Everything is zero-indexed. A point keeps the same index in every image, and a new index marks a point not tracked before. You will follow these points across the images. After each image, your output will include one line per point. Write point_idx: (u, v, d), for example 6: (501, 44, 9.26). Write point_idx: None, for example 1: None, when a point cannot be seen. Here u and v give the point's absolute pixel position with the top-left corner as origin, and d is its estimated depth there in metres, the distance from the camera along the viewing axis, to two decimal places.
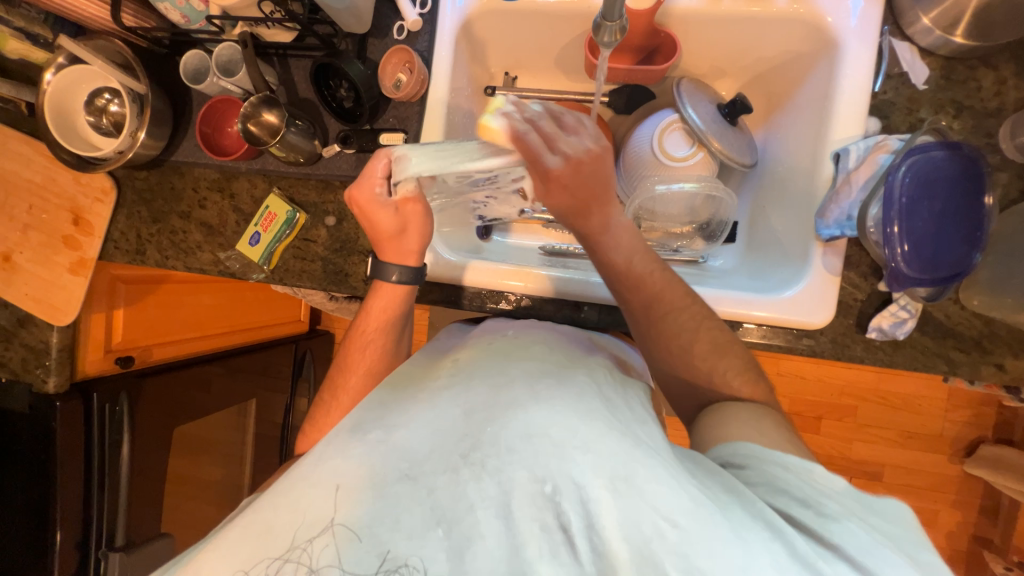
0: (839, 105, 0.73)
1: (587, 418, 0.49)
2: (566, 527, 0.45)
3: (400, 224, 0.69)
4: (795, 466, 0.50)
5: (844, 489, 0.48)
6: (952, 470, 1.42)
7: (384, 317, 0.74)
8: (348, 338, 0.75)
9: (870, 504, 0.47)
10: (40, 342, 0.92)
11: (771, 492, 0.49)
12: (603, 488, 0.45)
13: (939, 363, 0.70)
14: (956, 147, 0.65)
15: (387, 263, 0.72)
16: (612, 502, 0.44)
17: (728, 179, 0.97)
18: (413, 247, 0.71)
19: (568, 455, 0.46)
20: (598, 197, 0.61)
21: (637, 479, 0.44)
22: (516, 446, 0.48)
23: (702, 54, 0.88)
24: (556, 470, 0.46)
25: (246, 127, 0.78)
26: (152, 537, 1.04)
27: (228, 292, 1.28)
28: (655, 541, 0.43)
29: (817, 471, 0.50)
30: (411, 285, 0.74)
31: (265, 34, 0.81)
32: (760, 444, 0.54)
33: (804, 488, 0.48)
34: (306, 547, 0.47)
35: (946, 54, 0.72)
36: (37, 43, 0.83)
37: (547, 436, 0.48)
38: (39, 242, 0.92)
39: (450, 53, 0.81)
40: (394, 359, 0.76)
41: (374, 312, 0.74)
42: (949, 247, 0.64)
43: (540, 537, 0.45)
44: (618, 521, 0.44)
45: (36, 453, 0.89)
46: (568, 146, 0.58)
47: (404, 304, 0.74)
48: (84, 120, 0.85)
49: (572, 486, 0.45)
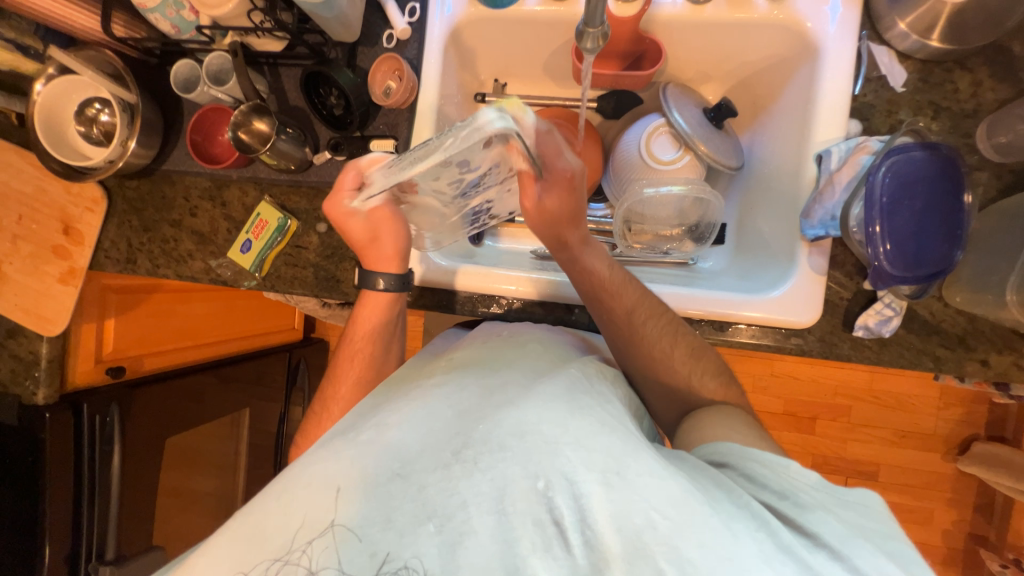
0: (820, 107, 0.74)
1: (577, 414, 0.50)
2: (559, 521, 0.45)
3: (371, 231, 0.70)
4: (772, 461, 0.51)
5: (816, 482, 0.49)
6: (946, 468, 1.43)
7: (375, 327, 0.76)
8: (339, 352, 0.77)
9: (843, 498, 0.48)
10: (30, 353, 0.92)
11: (753, 486, 0.50)
12: (595, 482, 0.45)
13: (924, 360, 0.71)
14: (934, 147, 0.66)
15: (371, 272, 0.74)
16: (605, 495, 0.44)
17: (716, 182, 0.98)
18: (387, 257, 0.73)
19: (560, 451, 0.47)
20: (575, 212, 0.67)
21: (628, 472, 0.45)
22: (509, 443, 0.48)
23: (687, 60, 0.90)
24: (548, 466, 0.46)
25: (237, 136, 0.80)
26: (144, 550, 1.03)
27: (220, 301, 1.27)
28: (647, 532, 0.42)
29: (794, 467, 0.51)
30: (398, 293, 0.76)
31: (255, 43, 0.82)
32: (737, 443, 0.55)
33: (781, 482, 0.49)
34: (305, 549, 0.47)
35: (923, 57, 0.74)
36: (28, 55, 0.83)
37: (539, 432, 0.48)
38: (29, 252, 0.92)
39: (438, 61, 0.82)
40: (385, 370, 0.77)
41: (362, 323, 0.76)
42: (931, 244, 0.65)
43: (534, 532, 0.45)
44: (611, 512, 0.44)
45: (25, 466, 0.88)
46: (565, 163, 0.62)
47: (392, 313, 0.76)
48: (75, 130, 0.85)
49: (564, 481, 0.45)
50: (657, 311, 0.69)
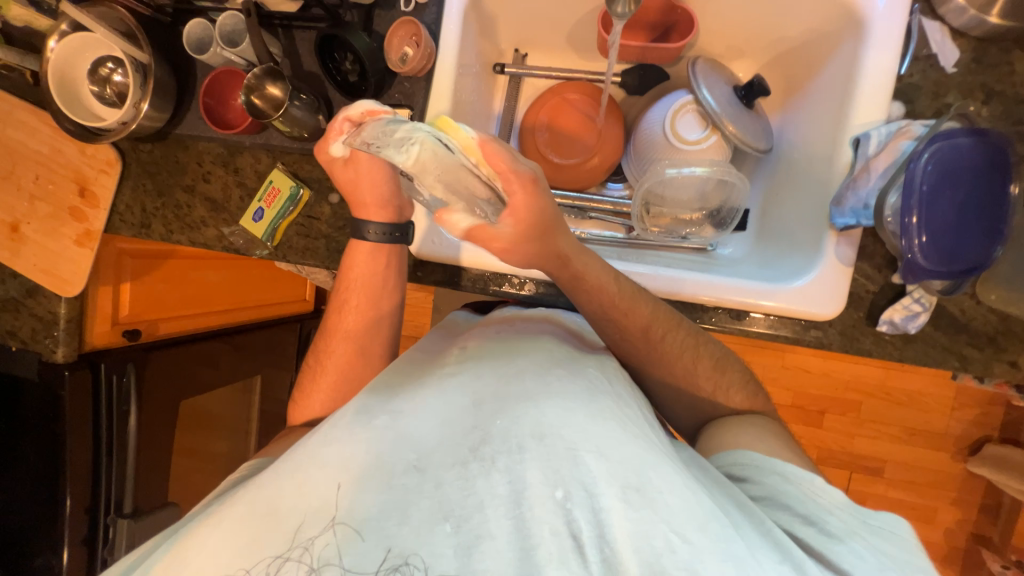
0: (862, 88, 0.70)
1: (598, 418, 0.51)
2: (578, 536, 0.46)
3: (353, 177, 0.72)
4: (796, 476, 0.53)
5: (844, 503, 0.51)
6: (955, 467, 1.41)
7: (369, 282, 0.76)
8: (335, 306, 0.78)
9: (873, 522, 0.49)
10: (50, 312, 0.93)
11: (774, 508, 0.52)
12: (615, 497, 0.46)
13: (949, 358, 0.69)
14: (982, 134, 0.62)
15: (363, 221, 0.74)
16: (625, 513, 0.46)
17: (742, 165, 0.93)
18: (365, 199, 0.74)
19: (580, 458, 0.48)
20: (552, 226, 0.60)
21: (649, 488, 0.46)
22: (528, 444, 0.49)
23: (719, 32, 0.85)
24: (568, 475, 0.47)
25: (250, 100, 0.77)
26: (160, 505, 1.06)
27: (233, 269, 1.27)
28: (667, 556, 0.44)
29: (820, 483, 0.53)
30: (388, 242, 0.75)
31: (271, 2, 0.79)
32: (759, 453, 0.57)
33: (807, 503, 0.51)
34: (307, 546, 0.47)
35: (978, 35, 0.69)
36: (40, 10, 0.81)
37: (560, 436, 0.49)
38: (46, 213, 0.92)
39: (458, 27, 0.79)
40: (375, 329, 0.78)
41: (355, 278, 0.76)
42: (970, 238, 0.62)
43: (551, 542, 0.45)
44: (630, 531, 0.45)
45: (49, 422, 0.91)
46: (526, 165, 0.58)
47: (378, 267, 0.76)
48: (88, 90, 0.84)
49: (584, 492, 0.47)
50: (672, 324, 0.67)
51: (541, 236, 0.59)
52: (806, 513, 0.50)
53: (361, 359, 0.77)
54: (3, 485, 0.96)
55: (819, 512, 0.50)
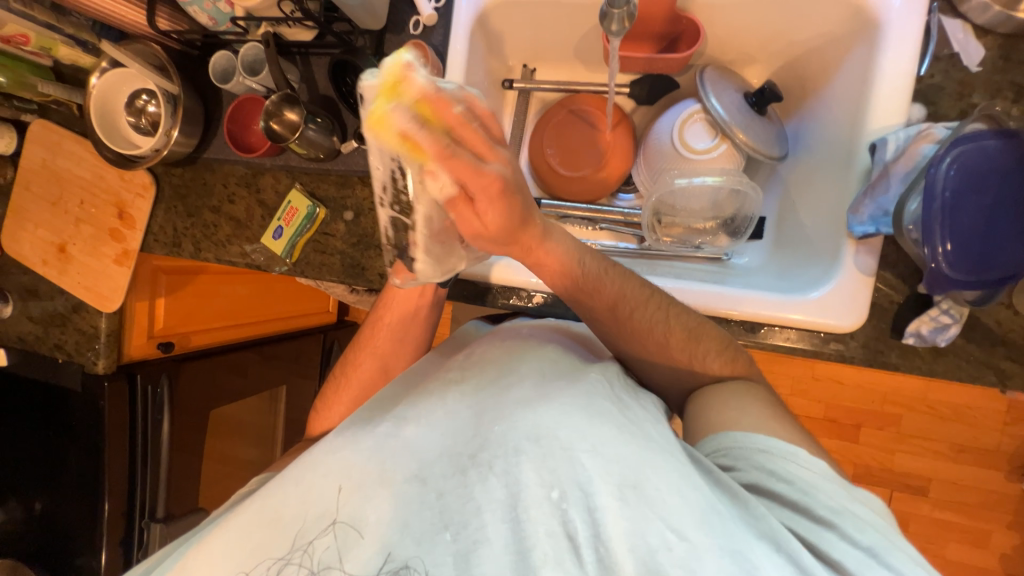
0: (880, 90, 0.67)
1: (597, 420, 0.50)
2: (573, 535, 0.46)
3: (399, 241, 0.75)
4: (778, 451, 0.53)
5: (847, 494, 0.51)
6: (1009, 488, 1.31)
7: (407, 307, 0.79)
8: (370, 321, 0.82)
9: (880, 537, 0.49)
10: (91, 327, 0.99)
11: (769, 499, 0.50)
12: (611, 496, 0.46)
13: (986, 372, 0.65)
14: (1011, 135, 0.59)
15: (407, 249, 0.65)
16: (620, 511, 0.45)
17: (756, 174, 0.92)
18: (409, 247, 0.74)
19: (576, 458, 0.47)
20: (528, 214, 0.53)
21: (646, 486, 0.46)
22: (524, 446, 0.49)
23: (729, 40, 0.83)
24: (564, 476, 0.47)
25: (268, 125, 0.81)
26: (190, 510, 1.11)
27: (259, 283, 1.32)
28: (662, 552, 0.43)
29: (800, 456, 0.52)
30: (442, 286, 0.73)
31: (287, 33, 0.83)
32: (742, 432, 0.55)
33: (795, 485, 0.50)
34: (307, 549, 0.49)
35: (1005, 31, 0.66)
36: (86, 49, 0.89)
37: (555, 438, 0.49)
38: (90, 235, 0.99)
39: (464, 46, 0.80)
40: (406, 353, 0.81)
41: (395, 300, 0.80)
42: (1003, 245, 0.58)
43: (547, 544, 0.45)
44: (625, 529, 0.45)
45: (92, 429, 0.98)
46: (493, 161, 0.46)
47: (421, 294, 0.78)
48: (126, 121, 0.90)
49: (580, 492, 0.46)
50: (643, 297, 0.65)
51: (511, 233, 0.52)
52: (793, 500, 0.50)
53: (383, 377, 0.80)
54: (48, 488, 1.02)
55: (806, 491, 0.50)
